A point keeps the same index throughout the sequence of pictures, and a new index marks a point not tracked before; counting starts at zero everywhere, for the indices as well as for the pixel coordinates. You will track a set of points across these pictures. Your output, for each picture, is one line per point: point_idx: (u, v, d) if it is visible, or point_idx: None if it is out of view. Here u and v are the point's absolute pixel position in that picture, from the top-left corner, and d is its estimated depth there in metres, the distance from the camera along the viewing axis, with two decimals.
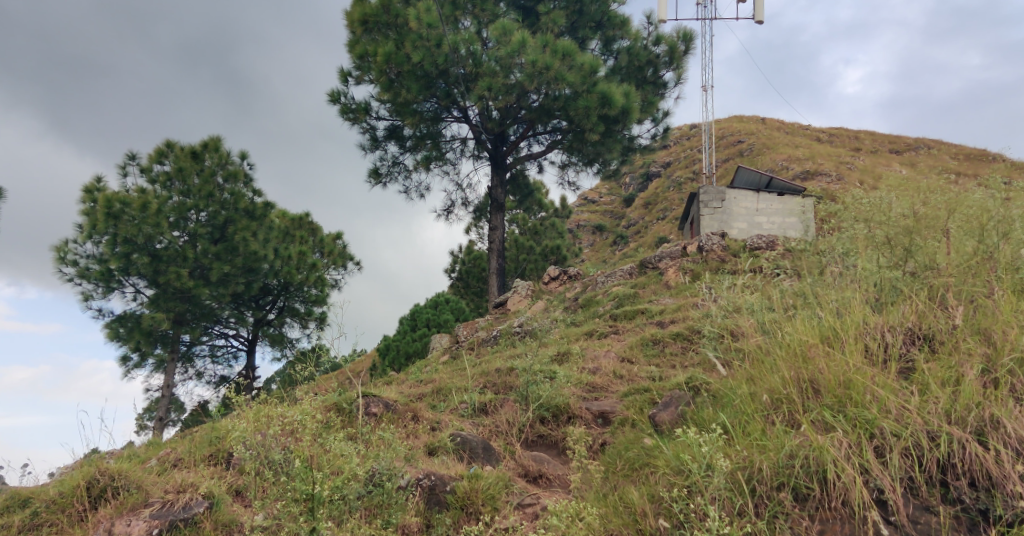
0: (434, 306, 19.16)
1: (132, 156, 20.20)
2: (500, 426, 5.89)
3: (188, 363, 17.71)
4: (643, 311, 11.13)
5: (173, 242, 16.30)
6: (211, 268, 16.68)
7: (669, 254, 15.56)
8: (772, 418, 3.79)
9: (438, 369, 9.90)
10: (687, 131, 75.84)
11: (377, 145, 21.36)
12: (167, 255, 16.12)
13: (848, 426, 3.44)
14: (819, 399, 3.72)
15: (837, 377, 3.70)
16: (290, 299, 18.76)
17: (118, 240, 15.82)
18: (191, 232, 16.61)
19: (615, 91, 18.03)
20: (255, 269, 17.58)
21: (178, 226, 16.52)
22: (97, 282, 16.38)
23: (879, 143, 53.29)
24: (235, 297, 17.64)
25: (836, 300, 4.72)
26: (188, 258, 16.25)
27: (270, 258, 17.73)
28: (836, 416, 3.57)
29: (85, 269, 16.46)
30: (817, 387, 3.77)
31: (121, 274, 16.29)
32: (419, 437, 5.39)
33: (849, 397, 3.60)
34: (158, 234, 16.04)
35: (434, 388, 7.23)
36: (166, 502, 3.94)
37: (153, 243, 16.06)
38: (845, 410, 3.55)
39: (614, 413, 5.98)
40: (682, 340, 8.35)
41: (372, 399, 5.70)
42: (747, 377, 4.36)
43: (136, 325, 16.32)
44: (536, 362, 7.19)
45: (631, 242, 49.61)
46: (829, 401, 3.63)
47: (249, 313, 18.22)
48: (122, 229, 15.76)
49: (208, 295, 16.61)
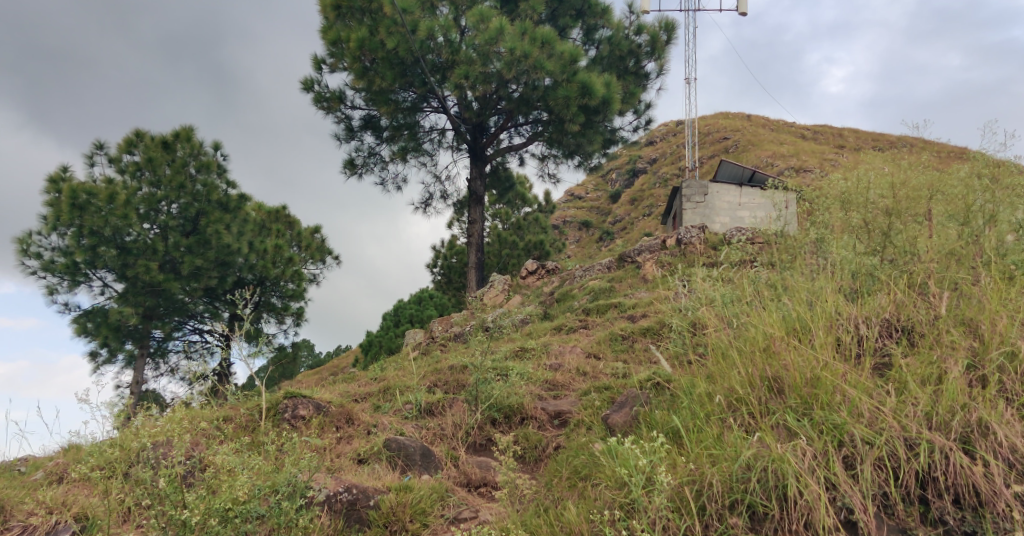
0: (417, 302, 18.68)
1: (99, 146, 19.51)
2: (445, 429, 5.37)
3: (161, 358, 16.52)
4: (616, 305, 10.65)
5: (143, 234, 15.65)
6: (182, 262, 15.86)
7: (648, 248, 15.21)
8: (729, 421, 3.34)
9: (399, 366, 9.38)
10: (673, 127, 75.60)
11: (353, 135, 20.73)
12: (136, 247, 15.44)
13: (813, 432, 2.98)
14: (782, 400, 3.28)
15: (802, 374, 3.25)
16: (267, 293, 17.86)
17: (84, 232, 15.17)
18: (162, 224, 15.98)
19: (596, 81, 17.48)
20: (229, 262, 16.70)
21: (148, 218, 15.87)
22: (62, 276, 15.60)
23: (863, 140, 53.25)
24: (209, 292, 16.63)
25: (808, 286, 4.27)
26: (158, 251, 15.57)
27: (244, 252, 16.88)
28: (802, 419, 3.12)
29: (51, 262, 15.66)
30: (782, 387, 3.31)
31: (87, 267, 15.46)
32: (352, 443, 4.88)
33: (816, 398, 3.15)
34: (126, 227, 15.39)
35: (382, 387, 6.71)
36: (27, 527, 3.46)
37: (122, 236, 15.41)
38: (811, 413, 3.10)
39: (571, 413, 5.50)
40: (653, 335, 7.88)
41: (300, 400, 5.16)
42: (707, 374, 3.92)
43: (104, 320, 15.34)
44: (491, 358, 6.68)
45: (616, 239, 49.29)
46: (793, 402, 3.17)
47: (224, 309, 17.09)
48: (88, 221, 15.13)
49: (179, 290, 15.75)
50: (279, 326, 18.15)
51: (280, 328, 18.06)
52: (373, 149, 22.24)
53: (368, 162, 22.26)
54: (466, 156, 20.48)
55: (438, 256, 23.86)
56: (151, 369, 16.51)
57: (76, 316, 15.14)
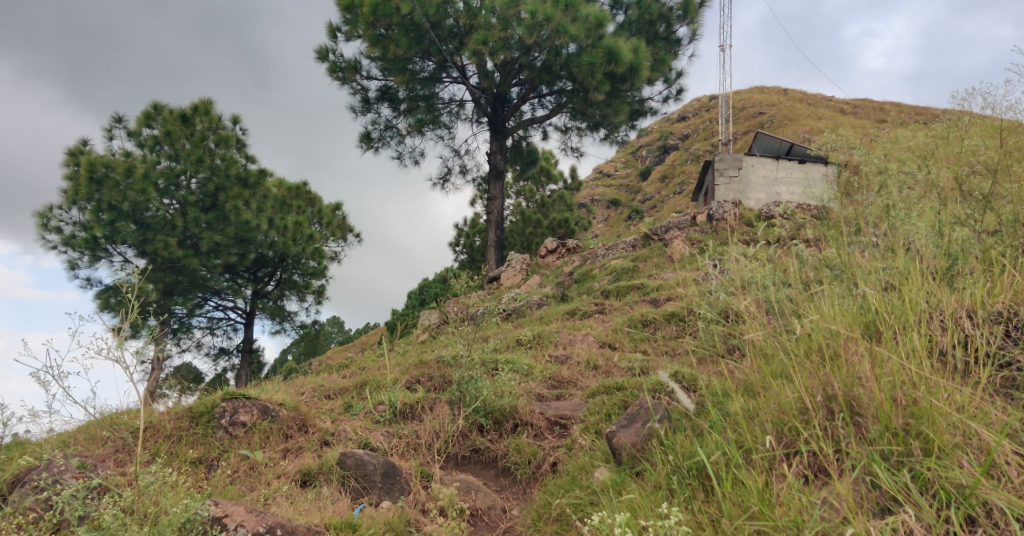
0: (441, 280, 17.79)
1: (118, 118, 18.39)
2: (421, 437, 4.42)
3: (184, 335, 15.74)
4: (639, 287, 9.63)
5: (163, 210, 14.43)
6: (201, 238, 14.68)
7: (676, 225, 14.08)
8: (782, 459, 2.60)
9: (395, 353, 8.51)
10: (707, 102, 73.40)
11: (369, 107, 19.68)
12: (155, 223, 14.25)
13: (922, 500, 2.29)
14: (868, 434, 2.50)
15: (893, 397, 2.50)
16: (288, 271, 16.87)
17: (102, 207, 13.91)
18: (181, 200, 14.70)
19: (623, 46, 16.21)
20: (249, 239, 15.47)
21: (168, 193, 14.63)
22: (83, 251, 14.29)
23: (906, 114, 50.95)
24: (231, 268, 15.77)
25: (880, 262, 3.29)
26: (178, 227, 14.34)
27: (264, 229, 15.60)
28: (900, 471, 2.40)
29: (70, 236, 14.37)
30: (861, 418, 2.55)
31: (108, 242, 14.15)
32: (300, 457, 3.97)
33: (918, 437, 2.42)
34: (145, 202, 14.13)
35: (359, 381, 5.83)
36: None
37: (141, 211, 14.17)
38: (915, 462, 2.37)
39: (575, 419, 4.53)
40: (677, 322, 6.92)
41: (241, 403, 4.25)
42: (742, 381, 3.07)
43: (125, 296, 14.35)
44: (484, 350, 5.75)
45: (646, 217, 47.91)
46: (878, 440, 2.46)
47: (246, 285, 16.40)
48: (106, 195, 13.86)
49: (199, 267, 14.62)
50: (301, 303, 17.34)
51: (302, 306, 17.25)
52: (390, 122, 21.24)
53: (384, 135, 21.27)
54: (487, 129, 19.33)
55: (461, 234, 22.91)
56: (174, 344, 15.73)
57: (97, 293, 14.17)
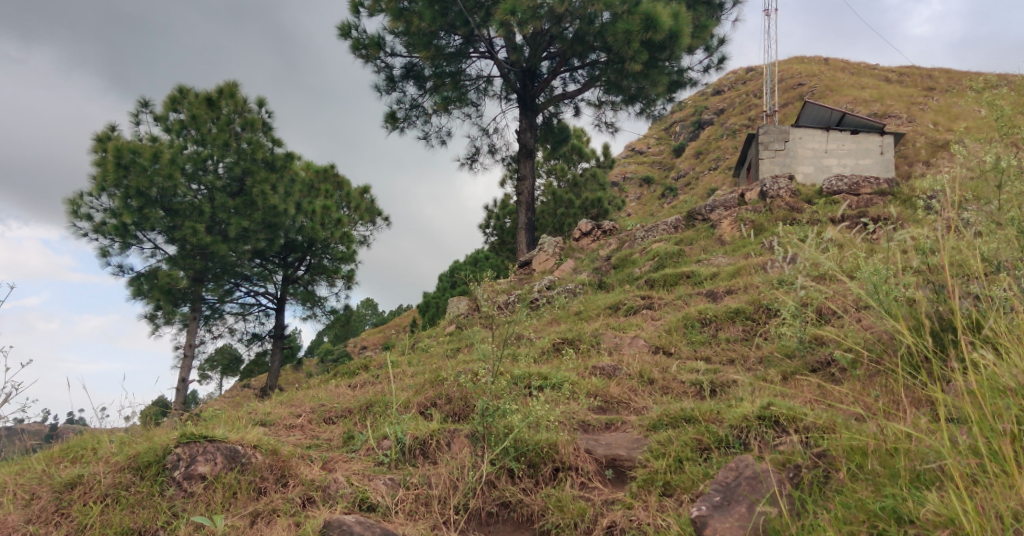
0: (474, 263, 16.80)
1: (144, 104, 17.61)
2: (433, 488, 3.43)
3: (216, 321, 15.08)
4: (689, 276, 8.51)
5: (190, 195, 13.45)
6: (229, 224, 13.61)
7: (723, 204, 12.84)
8: None
9: (414, 356, 7.56)
10: (744, 75, 70.74)
11: (394, 86, 18.62)
12: (183, 209, 13.21)
13: None
14: None
15: None
16: (317, 256, 15.87)
17: (130, 194, 12.92)
18: (208, 185, 13.60)
19: (662, 11, 14.82)
20: (277, 225, 14.33)
21: (196, 178, 13.55)
22: (113, 238, 13.36)
23: (955, 80, 48.08)
24: (260, 254, 14.86)
25: None
26: (206, 213, 13.32)
27: (292, 214, 14.49)
28: None
29: (100, 223, 13.47)
30: None
31: (139, 228, 13.22)
32: (269, 529, 3.05)
33: None
34: (173, 188, 13.15)
35: (365, 399, 4.89)
36: None
37: (169, 197, 13.21)
38: None
39: (633, 462, 3.51)
40: (743, 323, 5.85)
41: (201, 448, 3.39)
42: (942, 477, 2.36)
43: (155, 283, 13.34)
44: (515, 366, 4.76)
45: (679, 195, 46.39)
46: None
47: (275, 271, 15.59)
48: (134, 181, 12.83)
49: (228, 253, 13.58)
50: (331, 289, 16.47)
51: (333, 292, 16.31)
52: (415, 101, 20.19)
53: (409, 115, 20.26)
54: (516, 106, 18.13)
55: (491, 216, 21.83)
56: (206, 331, 15.10)
57: (130, 279, 13.20)
